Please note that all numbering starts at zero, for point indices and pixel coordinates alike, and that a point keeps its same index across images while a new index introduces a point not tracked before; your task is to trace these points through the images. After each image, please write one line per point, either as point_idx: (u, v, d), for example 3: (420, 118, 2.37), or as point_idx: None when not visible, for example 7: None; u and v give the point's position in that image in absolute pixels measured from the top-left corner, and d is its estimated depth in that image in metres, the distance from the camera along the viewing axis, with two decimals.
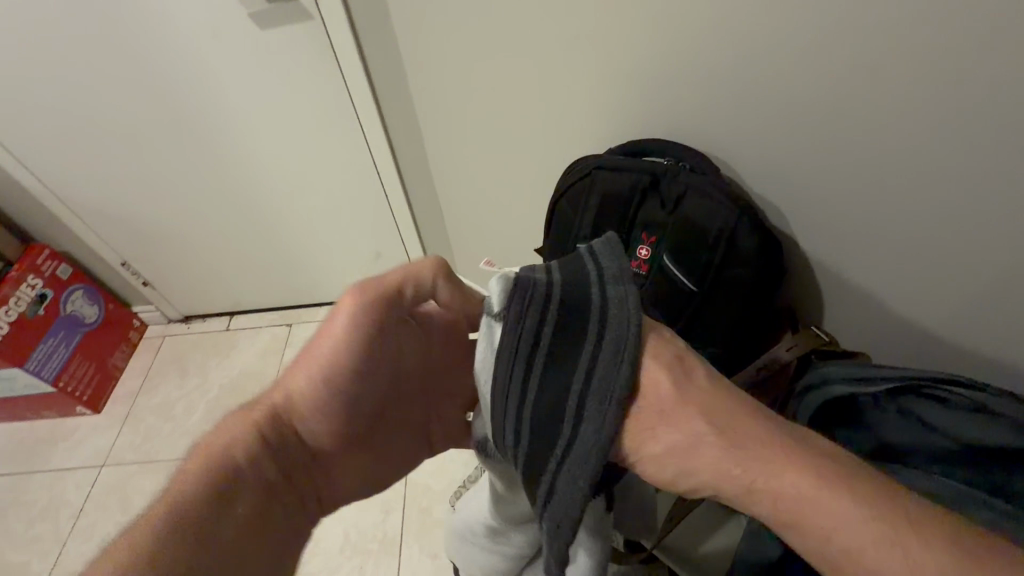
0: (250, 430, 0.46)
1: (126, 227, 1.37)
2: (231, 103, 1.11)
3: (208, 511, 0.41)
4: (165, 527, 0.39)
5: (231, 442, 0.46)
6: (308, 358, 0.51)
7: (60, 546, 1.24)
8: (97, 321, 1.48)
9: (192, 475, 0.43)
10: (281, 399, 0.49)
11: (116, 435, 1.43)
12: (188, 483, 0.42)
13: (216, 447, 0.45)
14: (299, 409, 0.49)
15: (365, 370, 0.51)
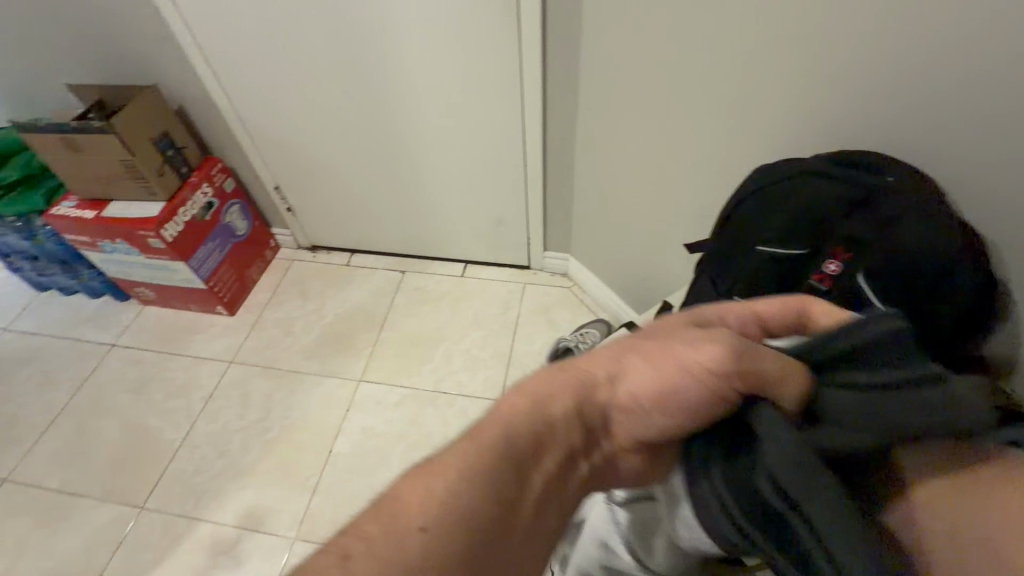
0: (522, 424, 0.43)
1: (287, 155, 1.49)
2: (411, 54, 1.17)
3: (484, 503, 0.38)
4: (447, 505, 0.37)
5: (537, 403, 0.44)
6: (588, 364, 0.47)
7: (191, 422, 1.42)
8: (245, 235, 1.65)
9: (464, 456, 0.41)
10: (550, 406, 0.44)
11: (244, 337, 1.60)
12: (486, 443, 0.41)
13: (498, 424, 0.42)
14: (564, 416, 0.44)
15: (645, 399, 0.44)
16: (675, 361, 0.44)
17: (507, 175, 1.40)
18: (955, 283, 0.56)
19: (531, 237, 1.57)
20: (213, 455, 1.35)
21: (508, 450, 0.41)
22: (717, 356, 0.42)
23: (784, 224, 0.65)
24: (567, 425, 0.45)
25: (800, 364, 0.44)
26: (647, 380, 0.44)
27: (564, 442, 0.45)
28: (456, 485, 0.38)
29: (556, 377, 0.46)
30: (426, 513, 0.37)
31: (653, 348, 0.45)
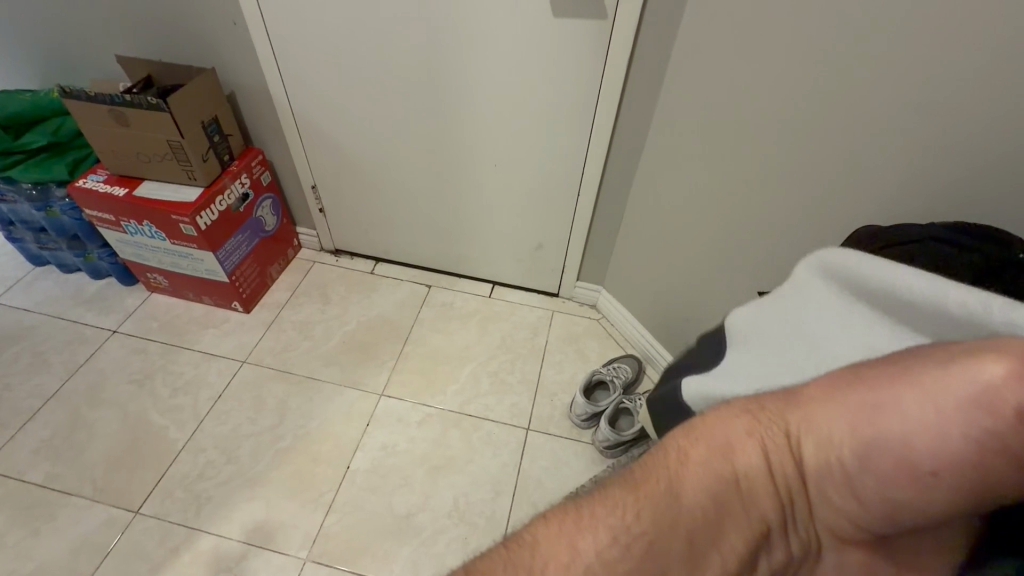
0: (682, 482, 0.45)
1: (332, 154, 1.46)
2: (486, 74, 1.18)
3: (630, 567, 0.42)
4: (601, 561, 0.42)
5: (715, 450, 0.46)
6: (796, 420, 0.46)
7: (197, 422, 1.33)
8: (272, 231, 1.59)
9: (621, 505, 0.44)
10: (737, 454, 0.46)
11: (259, 336, 1.52)
12: (652, 495, 0.44)
13: (674, 477, 0.45)
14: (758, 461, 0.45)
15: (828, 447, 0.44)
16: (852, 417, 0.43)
17: (557, 202, 1.40)
18: None
19: (567, 266, 1.56)
20: (220, 460, 1.27)
21: (677, 511, 0.44)
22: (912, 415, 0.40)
23: None
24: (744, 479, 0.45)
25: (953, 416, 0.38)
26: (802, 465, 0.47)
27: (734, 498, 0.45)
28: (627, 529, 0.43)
29: (739, 423, 0.47)
30: (605, 542, 0.43)
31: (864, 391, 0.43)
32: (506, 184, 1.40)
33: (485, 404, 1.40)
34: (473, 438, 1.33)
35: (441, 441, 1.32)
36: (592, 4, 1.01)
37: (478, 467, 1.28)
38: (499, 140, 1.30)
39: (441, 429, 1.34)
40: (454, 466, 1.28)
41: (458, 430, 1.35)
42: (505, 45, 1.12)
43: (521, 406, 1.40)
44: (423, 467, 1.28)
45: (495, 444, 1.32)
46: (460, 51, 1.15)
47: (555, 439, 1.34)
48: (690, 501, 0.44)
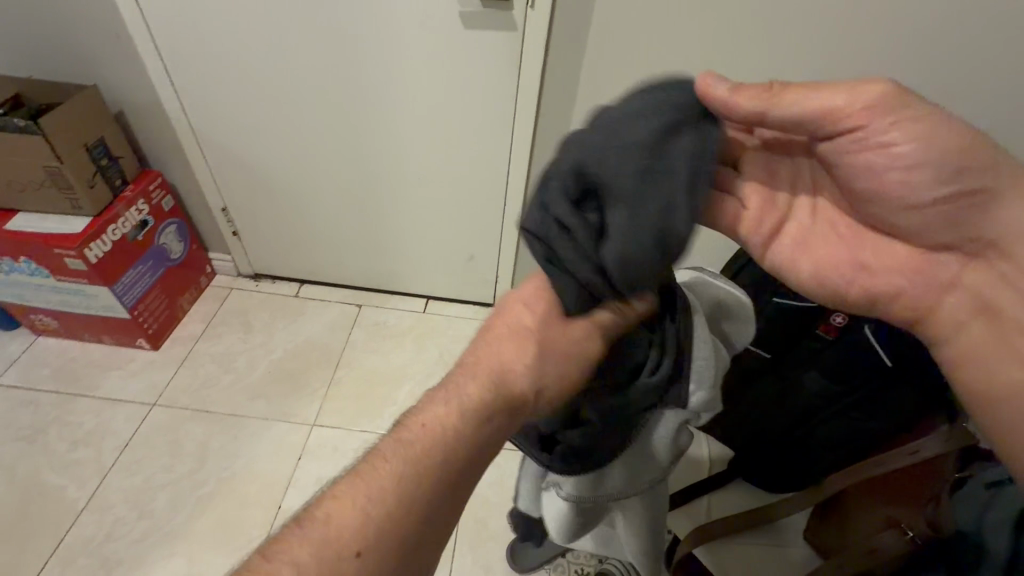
0: (426, 482, 0.45)
1: (243, 174, 1.37)
2: (399, 86, 1.15)
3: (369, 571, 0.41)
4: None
5: (433, 435, 0.47)
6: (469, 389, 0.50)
7: (101, 477, 1.19)
8: (180, 259, 1.47)
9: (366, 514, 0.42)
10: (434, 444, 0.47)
11: (172, 374, 1.39)
12: (413, 497, 0.44)
13: (397, 477, 0.44)
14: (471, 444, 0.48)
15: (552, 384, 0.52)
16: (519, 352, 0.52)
17: (485, 213, 1.40)
18: None
19: (500, 276, 1.56)
20: (132, 516, 1.14)
21: (419, 501, 0.44)
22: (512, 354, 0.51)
23: None
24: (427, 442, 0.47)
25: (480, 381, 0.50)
26: (929, 210, 0.53)
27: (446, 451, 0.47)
28: (332, 499, 0.43)
29: (442, 414, 0.48)
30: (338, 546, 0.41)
31: (529, 341, 0.53)
32: (431, 197, 1.38)
33: None
34: None
35: None
36: (500, 14, 1.01)
37: None
38: (420, 153, 1.28)
39: None
40: None
41: None
42: (416, 56, 1.10)
43: None
44: None
45: None
46: (371, 63, 1.12)
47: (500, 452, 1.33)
48: (431, 487, 0.45)
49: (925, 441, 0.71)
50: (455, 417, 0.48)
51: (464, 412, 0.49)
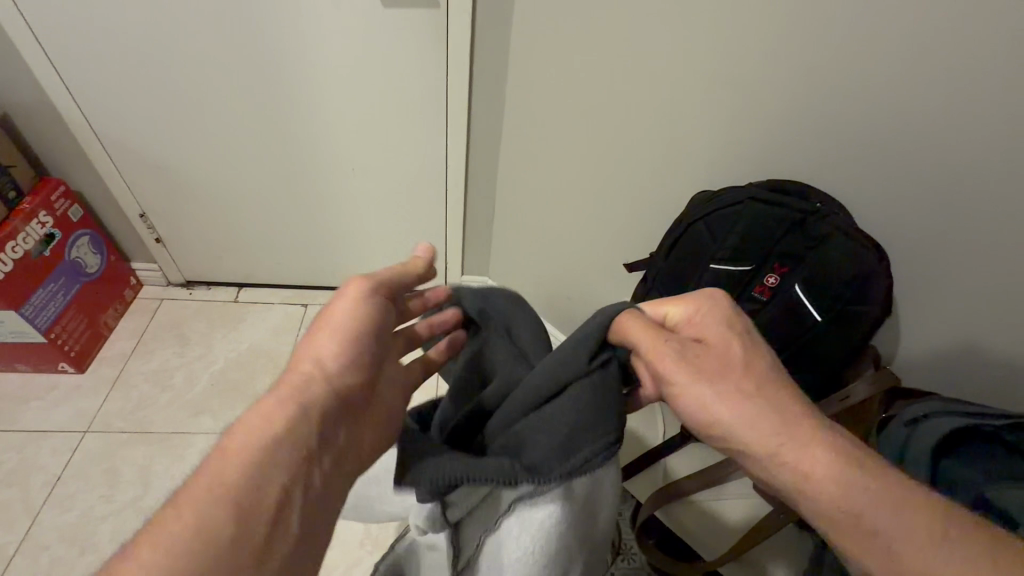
0: (233, 491, 0.38)
1: (160, 176, 1.28)
2: (318, 71, 1.09)
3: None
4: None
5: (238, 465, 0.39)
6: (298, 377, 0.45)
7: (31, 517, 1.10)
8: (98, 273, 1.35)
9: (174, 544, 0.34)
10: (263, 454, 0.40)
11: (103, 398, 1.30)
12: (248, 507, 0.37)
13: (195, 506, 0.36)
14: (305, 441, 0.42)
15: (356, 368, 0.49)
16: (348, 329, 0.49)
17: (426, 200, 1.36)
18: (871, 292, 0.67)
19: (448, 262, 1.53)
20: (71, 554, 1.07)
21: (256, 496, 0.38)
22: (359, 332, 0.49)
23: (738, 244, 0.72)
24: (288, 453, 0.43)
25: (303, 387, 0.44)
26: (809, 462, 0.42)
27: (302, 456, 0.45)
28: (156, 551, 0.34)
29: (256, 436, 0.40)
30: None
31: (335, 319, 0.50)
32: (367, 187, 1.32)
33: None
34: None
35: None
36: None
37: None
38: (349, 141, 1.22)
39: None
40: None
41: None
42: (333, 38, 1.04)
43: None
44: None
45: None
46: (284, 48, 1.05)
47: None
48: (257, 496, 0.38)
49: (854, 386, 0.76)
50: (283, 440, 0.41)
51: (298, 411, 0.43)
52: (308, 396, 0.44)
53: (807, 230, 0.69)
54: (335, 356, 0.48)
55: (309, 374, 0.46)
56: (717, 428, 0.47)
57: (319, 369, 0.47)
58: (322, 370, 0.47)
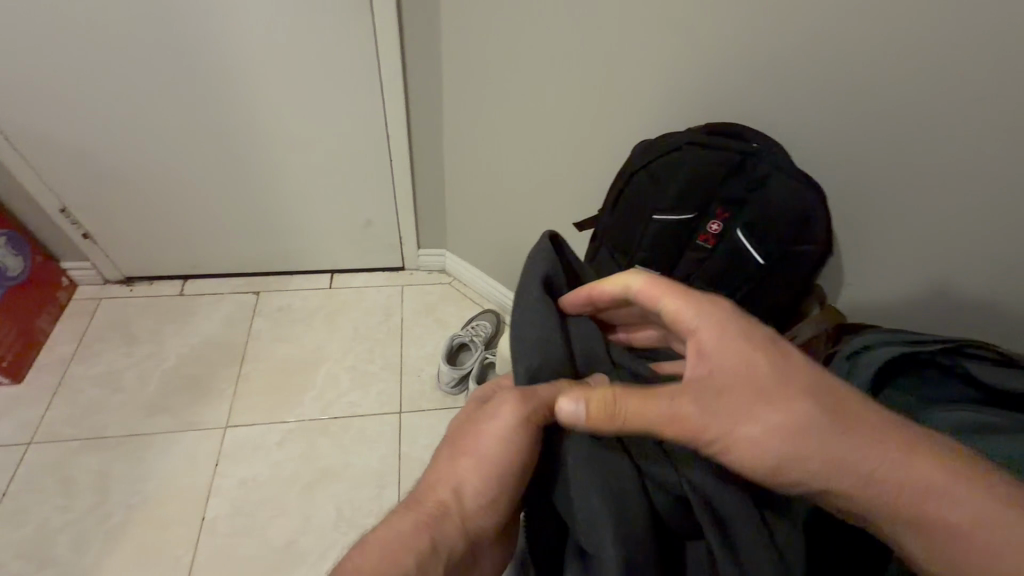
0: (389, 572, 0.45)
1: (77, 165, 1.19)
2: (235, 34, 1.01)
3: None
4: None
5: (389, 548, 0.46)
6: (442, 481, 0.50)
7: None
8: (22, 276, 1.27)
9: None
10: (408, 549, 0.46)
11: (47, 406, 1.23)
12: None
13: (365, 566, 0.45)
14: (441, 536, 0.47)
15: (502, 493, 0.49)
16: (498, 439, 0.49)
17: (373, 172, 1.30)
18: (812, 231, 0.67)
19: (404, 236, 1.48)
20: (29, 568, 1.02)
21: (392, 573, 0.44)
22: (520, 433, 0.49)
23: (676, 193, 0.70)
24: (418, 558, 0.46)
25: (465, 481, 0.49)
26: (876, 459, 0.41)
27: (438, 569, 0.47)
28: None
29: (405, 522, 0.48)
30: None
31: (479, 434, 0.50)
32: (306, 161, 1.25)
33: (350, 402, 1.30)
34: (345, 440, 1.24)
35: (310, 456, 1.21)
36: None
37: (357, 467, 1.20)
38: (278, 113, 1.15)
39: (307, 443, 1.23)
40: (330, 475, 1.19)
41: (327, 437, 1.24)
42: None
43: (390, 391, 1.33)
44: (295, 488, 1.16)
45: (369, 439, 1.25)
46: (189, 11, 0.98)
47: (433, 415, 1.31)
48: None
49: (801, 326, 0.79)
50: (437, 526, 0.47)
51: (443, 508, 0.48)
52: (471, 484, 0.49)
53: (747, 173, 0.67)
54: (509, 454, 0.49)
55: (478, 475, 0.49)
56: (783, 473, 0.44)
57: (496, 466, 0.49)
58: (498, 458, 0.49)
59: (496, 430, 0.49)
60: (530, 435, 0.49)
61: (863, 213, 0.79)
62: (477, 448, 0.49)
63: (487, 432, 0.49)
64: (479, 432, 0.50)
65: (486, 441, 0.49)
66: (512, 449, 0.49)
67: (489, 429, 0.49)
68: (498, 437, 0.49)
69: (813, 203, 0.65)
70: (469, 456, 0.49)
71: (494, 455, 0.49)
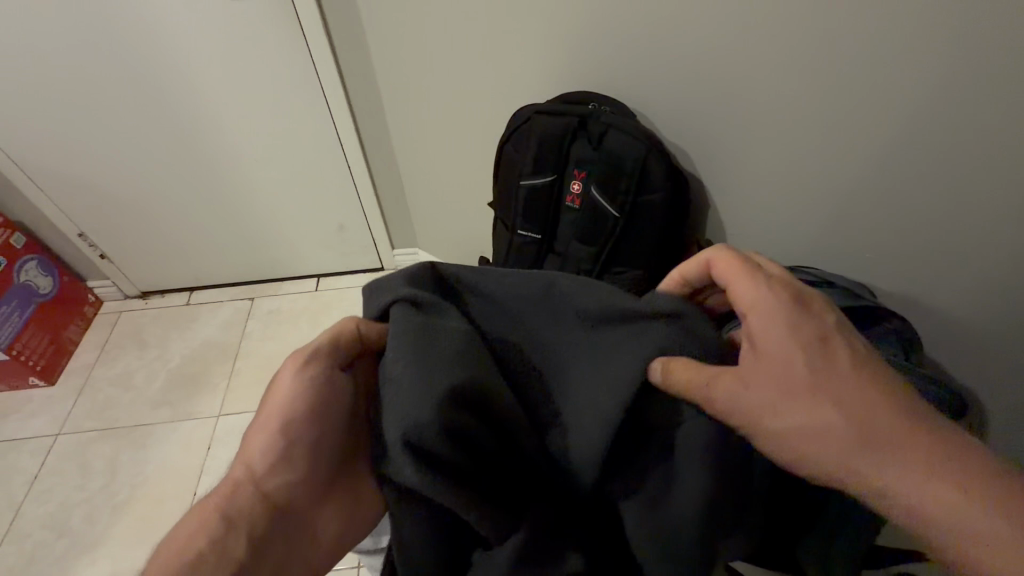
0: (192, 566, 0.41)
1: (86, 194, 1.40)
2: (194, 68, 1.18)
3: None
4: None
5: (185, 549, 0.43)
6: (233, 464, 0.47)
7: (15, 511, 1.24)
8: (51, 293, 1.49)
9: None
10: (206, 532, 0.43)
11: (72, 403, 1.43)
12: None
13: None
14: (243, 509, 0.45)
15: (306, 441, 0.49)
16: (286, 397, 0.49)
17: (336, 179, 1.42)
18: (652, 179, 0.74)
19: (376, 238, 1.59)
20: (51, 537, 1.20)
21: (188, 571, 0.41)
22: (309, 370, 0.50)
23: (536, 159, 0.79)
24: (267, 440, 0.47)
25: (263, 444, 0.47)
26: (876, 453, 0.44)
27: (279, 452, 0.47)
28: None
29: (198, 515, 0.44)
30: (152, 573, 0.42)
31: (268, 405, 0.49)
32: (275, 174, 1.40)
33: None
34: None
35: None
36: None
37: None
38: (243, 135, 1.31)
39: None
40: None
41: None
42: (195, 36, 1.12)
43: None
44: None
45: None
46: (153, 53, 1.15)
47: None
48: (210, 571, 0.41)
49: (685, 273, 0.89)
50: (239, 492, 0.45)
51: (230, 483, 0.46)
52: (279, 443, 0.47)
53: (591, 131, 0.75)
54: (299, 404, 0.49)
55: (271, 430, 0.48)
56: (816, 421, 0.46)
57: (295, 408, 0.49)
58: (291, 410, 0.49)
59: (282, 386, 0.49)
60: (315, 376, 0.50)
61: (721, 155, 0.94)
62: (269, 414, 0.49)
63: (285, 392, 0.49)
64: (277, 388, 0.49)
65: (278, 398, 0.49)
66: (297, 391, 0.49)
67: (281, 382, 0.49)
68: (297, 385, 0.49)
69: (649, 152, 0.73)
70: (265, 416, 0.49)
71: (291, 390, 0.49)
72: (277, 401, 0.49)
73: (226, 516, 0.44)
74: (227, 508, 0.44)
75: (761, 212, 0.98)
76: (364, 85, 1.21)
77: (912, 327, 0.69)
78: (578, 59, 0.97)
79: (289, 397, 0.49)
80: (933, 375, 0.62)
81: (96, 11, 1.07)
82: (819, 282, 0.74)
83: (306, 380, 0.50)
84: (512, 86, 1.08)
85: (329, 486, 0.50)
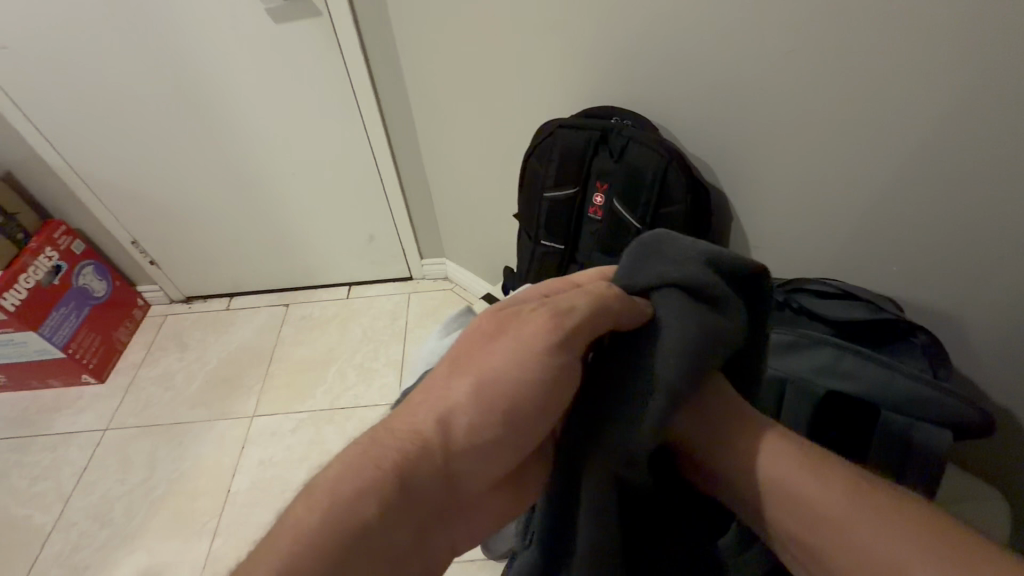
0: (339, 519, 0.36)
1: (140, 205, 1.50)
2: (241, 86, 1.25)
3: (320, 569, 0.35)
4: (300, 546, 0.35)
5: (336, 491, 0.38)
6: (414, 412, 0.44)
7: (63, 501, 1.32)
8: (105, 296, 1.59)
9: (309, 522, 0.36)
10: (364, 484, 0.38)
11: (120, 400, 1.51)
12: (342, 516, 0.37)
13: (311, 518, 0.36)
14: (412, 470, 0.40)
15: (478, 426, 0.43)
16: (504, 352, 0.46)
17: (368, 192, 1.48)
18: (672, 192, 0.75)
19: (405, 248, 1.64)
20: (94, 527, 1.26)
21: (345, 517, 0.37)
22: (546, 335, 0.46)
23: (559, 172, 0.82)
24: (484, 417, 0.44)
25: (459, 401, 0.44)
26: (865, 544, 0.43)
27: (494, 438, 0.44)
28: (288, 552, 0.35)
29: (362, 455, 0.41)
30: (315, 518, 0.36)
31: (473, 358, 0.47)
32: (313, 186, 1.47)
33: (355, 394, 1.46)
34: (347, 427, 1.39)
35: (317, 441, 1.37)
36: (301, 5, 1.11)
37: None
38: (282, 150, 1.38)
39: (314, 431, 1.39)
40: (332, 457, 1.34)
41: (332, 424, 1.40)
42: (241, 57, 1.20)
43: (389, 386, 1.48)
44: (303, 467, 1.32)
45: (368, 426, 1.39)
46: (205, 73, 1.23)
47: None
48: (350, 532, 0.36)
49: None
50: (417, 435, 0.43)
51: (405, 429, 0.43)
52: (479, 410, 0.44)
53: (612, 144, 0.77)
54: (502, 374, 0.45)
55: (476, 393, 0.44)
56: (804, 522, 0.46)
57: (488, 376, 0.45)
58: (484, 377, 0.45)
59: (509, 339, 0.47)
60: (538, 344, 0.46)
61: (746, 172, 0.97)
62: (472, 369, 0.46)
63: (492, 347, 0.47)
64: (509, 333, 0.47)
65: (487, 358, 0.46)
66: (503, 363, 0.45)
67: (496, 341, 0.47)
68: (522, 353, 0.45)
69: (668, 165, 0.74)
70: (473, 365, 0.46)
71: (517, 347, 0.46)
72: (492, 358, 0.46)
73: (395, 466, 0.40)
74: (418, 477, 0.41)
75: (787, 225, 0.98)
76: (395, 104, 1.27)
77: (939, 341, 0.67)
78: (602, 76, 1.00)
79: (493, 351, 0.47)
80: (956, 391, 0.60)
81: (154, 37, 1.16)
82: (844, 295, 0.73)
83: (525, 341, 0.46)
84: (538, 102, 1.11)
85: (498, 480, 0.47)
